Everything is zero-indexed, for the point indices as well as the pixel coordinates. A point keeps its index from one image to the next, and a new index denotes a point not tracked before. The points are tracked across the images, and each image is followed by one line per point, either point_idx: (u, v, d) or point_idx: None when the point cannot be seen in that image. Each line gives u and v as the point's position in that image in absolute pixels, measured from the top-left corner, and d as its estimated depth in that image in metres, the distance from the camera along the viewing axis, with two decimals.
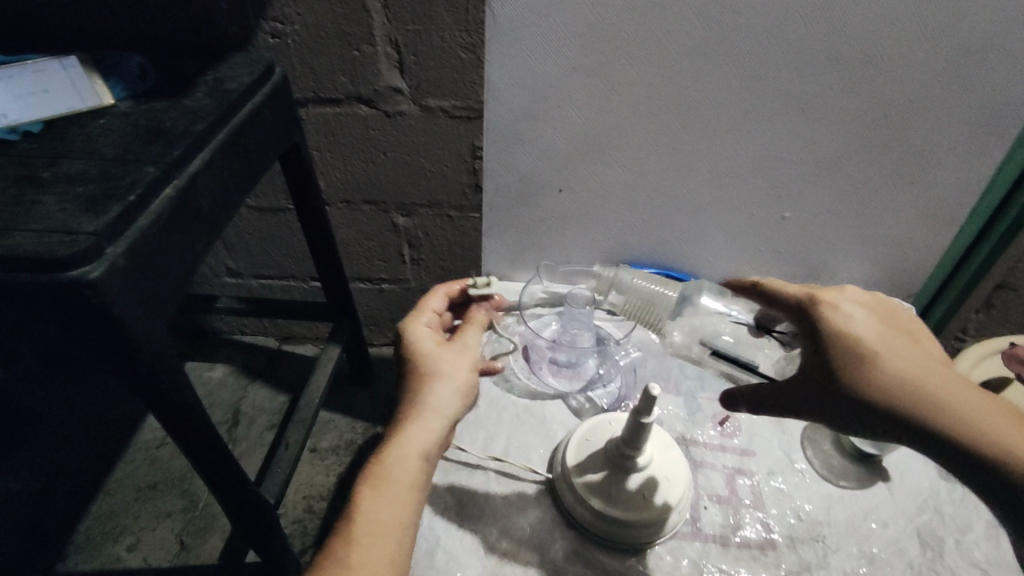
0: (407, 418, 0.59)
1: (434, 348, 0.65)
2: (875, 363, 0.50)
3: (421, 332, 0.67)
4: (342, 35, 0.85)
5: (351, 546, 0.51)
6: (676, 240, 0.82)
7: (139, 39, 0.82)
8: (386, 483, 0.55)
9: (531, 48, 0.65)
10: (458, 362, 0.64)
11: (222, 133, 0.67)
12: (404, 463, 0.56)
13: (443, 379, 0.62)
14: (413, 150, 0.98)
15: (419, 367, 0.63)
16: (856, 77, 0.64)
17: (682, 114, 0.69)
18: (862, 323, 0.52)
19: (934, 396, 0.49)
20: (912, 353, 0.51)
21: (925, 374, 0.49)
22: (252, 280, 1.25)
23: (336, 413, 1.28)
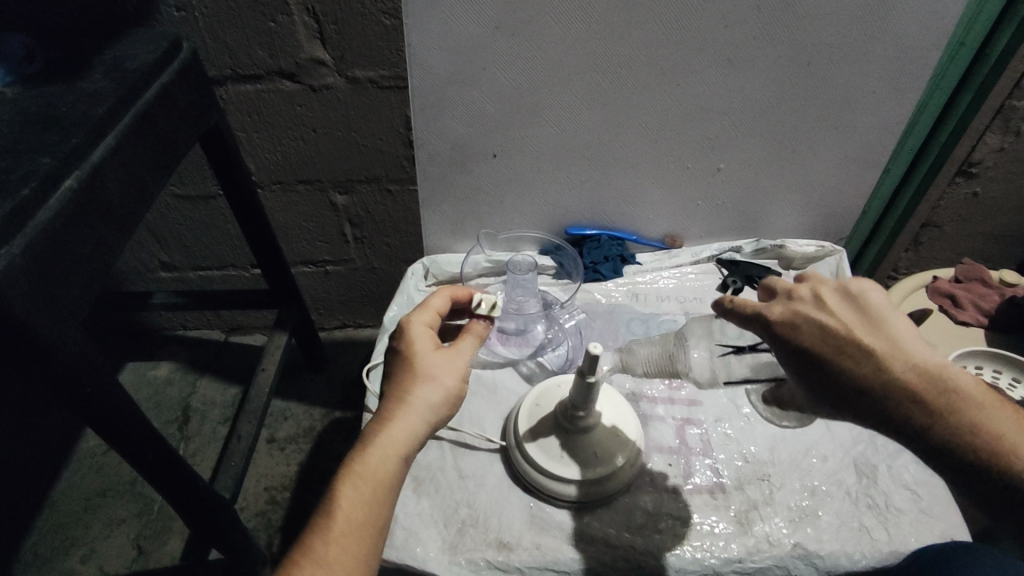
0: (390, 415, 0.51)
1: (430, 352, 0.55)
2: (835, 376, 0.42)
3: (422, 330, 0.57)
4: (256, 6, 0.82)
5: (323, 544, 0.45)
6: (615, 201, 0.81)
7: (25, 16, 0.76)
8: (363, 483, 0.48)
9: (451, 8, 0.63)
10: (451, 372, 0.54)
11: (128, 115, 0.62)
12: (385, 464, 0.49)
13: (429, 382, 0.53)
14: (344, 122, 0.97)
15: (409, 369, 0.54)
16: (777, 25, 0.65)
17: (608, 71, 0.68)
18: (818, 333, 0.43)
19: (897, 398, 0.41)
20: (872, 353, 0.41)
21: (884, 370, 0.41)
22: (191, 273, 1.19)
23: (291, 402, 1.25)
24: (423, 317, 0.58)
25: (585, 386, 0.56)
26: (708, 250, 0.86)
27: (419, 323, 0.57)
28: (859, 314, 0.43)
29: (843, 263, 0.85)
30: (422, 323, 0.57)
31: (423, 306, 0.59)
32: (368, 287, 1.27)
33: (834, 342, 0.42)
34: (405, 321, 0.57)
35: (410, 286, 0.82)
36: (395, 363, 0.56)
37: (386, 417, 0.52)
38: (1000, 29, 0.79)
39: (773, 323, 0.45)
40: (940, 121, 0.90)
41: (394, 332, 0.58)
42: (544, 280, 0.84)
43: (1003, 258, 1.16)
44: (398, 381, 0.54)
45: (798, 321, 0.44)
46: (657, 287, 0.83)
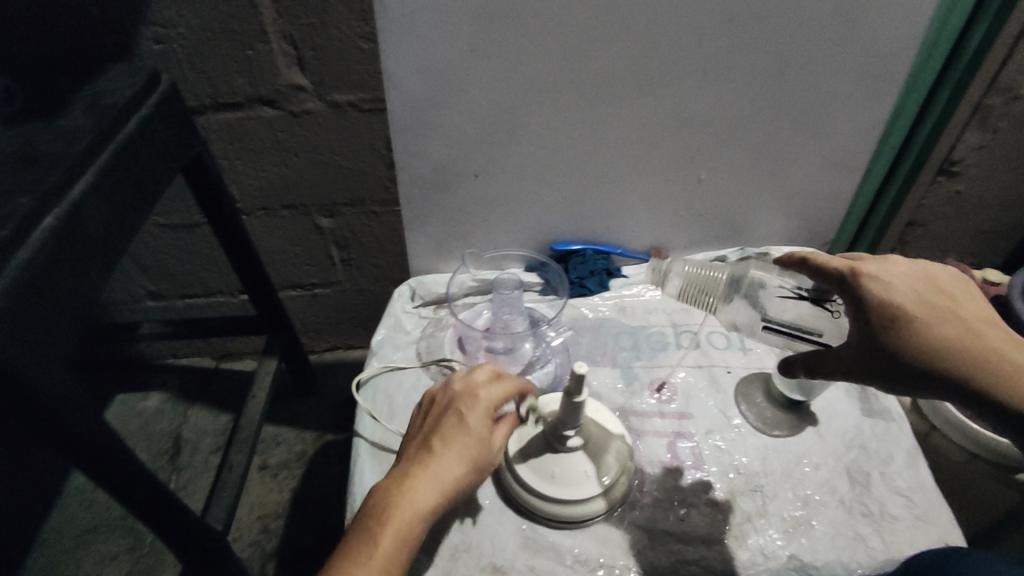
0: (433, 488, 0.50)
1: (485, 439, 0.54)
2: (921, 333, 0.50)
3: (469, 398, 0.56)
4: (234, 35, 0.83)
5: None
6: (598, 215, 0.81)
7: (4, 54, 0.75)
8: (389, 547, 0.47)
9: (426, 32, 0.63)
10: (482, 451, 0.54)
11: (108, 150, 0.62)
12: (413, 537, 0.48)
13: (460, 455, 0.53)
14: (326, 146, 0.97)
15: (462, 449, 0.53)
16: (749, 37, 0.65)
17: (584, 88, 0.68)
18: (910, 296, 0.51)
19: (975, 358, 0.49)
20: (956, 319, 0.50)
21: (970, 333, 0.49)
22: (179, 302, 1.19)
23: (283, 427, 1.24)
24: (478, 381, 0.57)
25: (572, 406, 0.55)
26: (694, 260, 0.86)
27: (473, 388, 0.57)
28: (940, 288, 0.52)
29: None
30: (474, 387, 0.57)
31: (482, 369, 0.58)
32: (357, 308, 1.27)
33: (924, 304, 0.51)
34: (472, 394, 0.56)
35: (396, 310, 0.82)
36: (447, 428, 0.54)
37: (430, 487, 0.50)
38: (975, 24, 0.80)
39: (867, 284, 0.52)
40: (922, 117, 0.91)
41: (456, 396, 0.56)
42: (530, 296, 0.83)
43: (986, 254, 1.17)
44: (444, 449, 0.53)
45: (891, 281, 0.52)
46: (644, 299, 0.82)
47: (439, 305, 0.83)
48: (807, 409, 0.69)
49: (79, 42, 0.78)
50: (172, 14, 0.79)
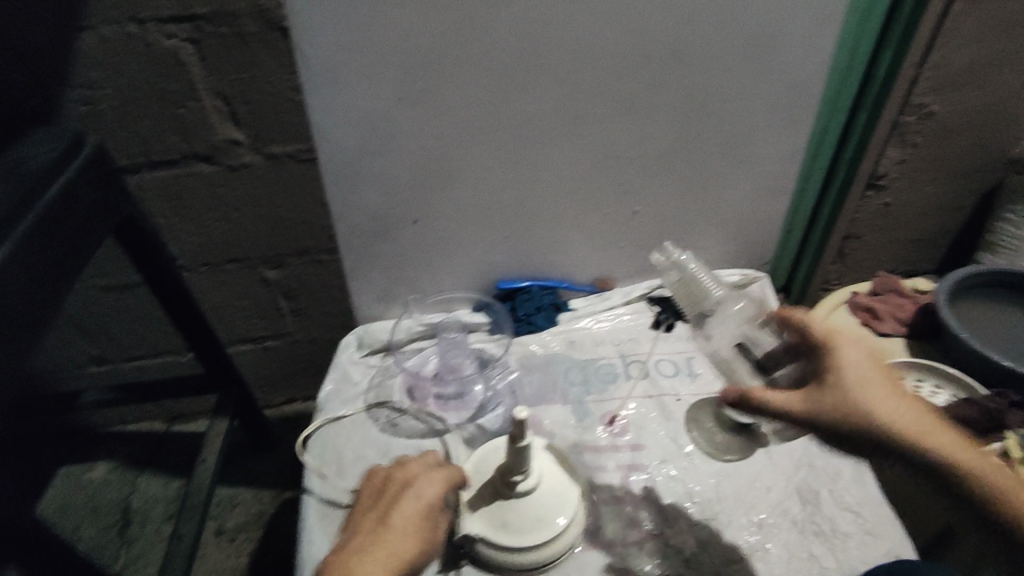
0: (384, 561, 0.49)
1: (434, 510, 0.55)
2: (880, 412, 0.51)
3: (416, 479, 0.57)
4: (163, 94, 0.82)
5: None
6: (540, 251, 0.82)
7: None
8: None
9: (353, 86, 0.64)
10: (425, 532, 0.53)
11: (30, 217, 0.61)
12: None
13: (405, 533, 0.52)
14: (267, 198, 0.96)
15: (414, 521, 0.53)
16: (668, 74, 0.68)
17: (514, 129, 0.69)
18: (872, 388, 0.52)
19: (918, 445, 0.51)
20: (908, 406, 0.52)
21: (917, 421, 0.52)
22: (123, 365, 1.14)
23: (239, 487, 1.19)
24: (426, 464, 0.59)
25: (517, 450, 0.55)
26: (639, 289, 0.87)
27: (419, 469, 0.58)
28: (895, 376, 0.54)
29: (769, 288, 0.86)
30: (421, 470, 0.58)
31: (428, 455, 0.60)
32: (311, 358, 1.24)
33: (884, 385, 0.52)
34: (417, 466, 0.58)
35: (344, 360, 0.80)
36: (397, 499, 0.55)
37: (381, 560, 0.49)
38: (880, 53, 0.89)
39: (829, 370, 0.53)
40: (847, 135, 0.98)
41: (403, 471, 0.58)
42: (478, 337, 0.83)
43: (919, 262, 1.22)
44: (392, 521, 0.53)
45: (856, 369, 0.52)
46: (592, 331, 0.82)
47: (387, 352, 0.82)
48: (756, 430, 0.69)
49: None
50: (96, 76, 0.79)
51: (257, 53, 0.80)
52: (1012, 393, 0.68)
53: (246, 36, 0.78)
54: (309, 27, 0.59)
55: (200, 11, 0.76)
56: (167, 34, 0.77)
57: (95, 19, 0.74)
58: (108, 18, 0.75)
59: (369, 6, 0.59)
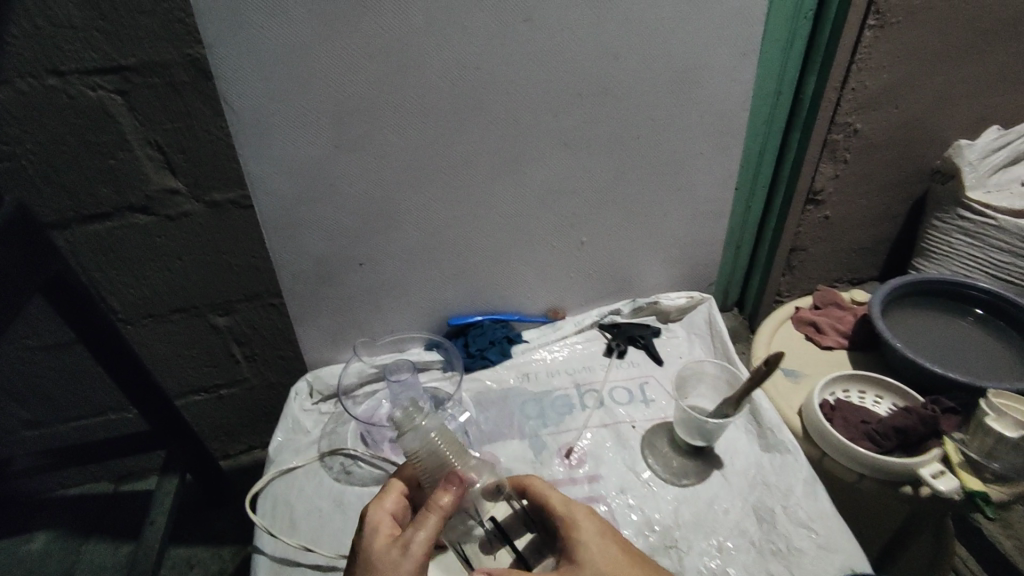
0: None
1: (381, 549, 0.51)
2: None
3: (382, 519, 0.55)
4: (92, 146, 0.80)
5: None
6: (490, 285, 0.82)
7: None
8: None
9: (285, 134, 0.63)
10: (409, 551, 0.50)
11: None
12: None
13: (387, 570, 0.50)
14: (210, 245, 0.93)
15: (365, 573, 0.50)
16: (599, 107, 0.70)
17: (453, 168, 0.70)
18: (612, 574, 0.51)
19: None
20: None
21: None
22: (63, 427, 1.08)
23: (196, 547, 1.14)
24: (385, 505, 0.57)
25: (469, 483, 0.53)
26: (590, 317, 0.87)
27: (381, 511, 0.56)
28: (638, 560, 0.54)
29: (715, 309, 0.86)
30: (382, 510, 0.56)
31: (385, 492, 0.58)
32: (268, 404, 1.20)
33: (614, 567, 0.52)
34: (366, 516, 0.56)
35: (295, 410, 0.79)
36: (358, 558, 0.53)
37: None
38: (806, 75, 0.92)
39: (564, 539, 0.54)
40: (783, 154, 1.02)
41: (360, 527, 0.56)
42: (431, 376, 0.82)
43: (863, 269, 1.27)
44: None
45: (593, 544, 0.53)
46: (545, 363, 0.82)
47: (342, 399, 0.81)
48: (711, 452, 0.70)
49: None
50: (18, 132, 0.76)
51: (190, 101, 0.79)
52: (943, 400, 0.69)
53: (177, 85, 0.77)
54: (234, 78, 0.59)
55: (127, 62, 0.74)
56: (92, 85, 0.75)
57: (11, 74, 0.72)
58: (26, 72, 0.72)
59: (296, 57, 0.59)
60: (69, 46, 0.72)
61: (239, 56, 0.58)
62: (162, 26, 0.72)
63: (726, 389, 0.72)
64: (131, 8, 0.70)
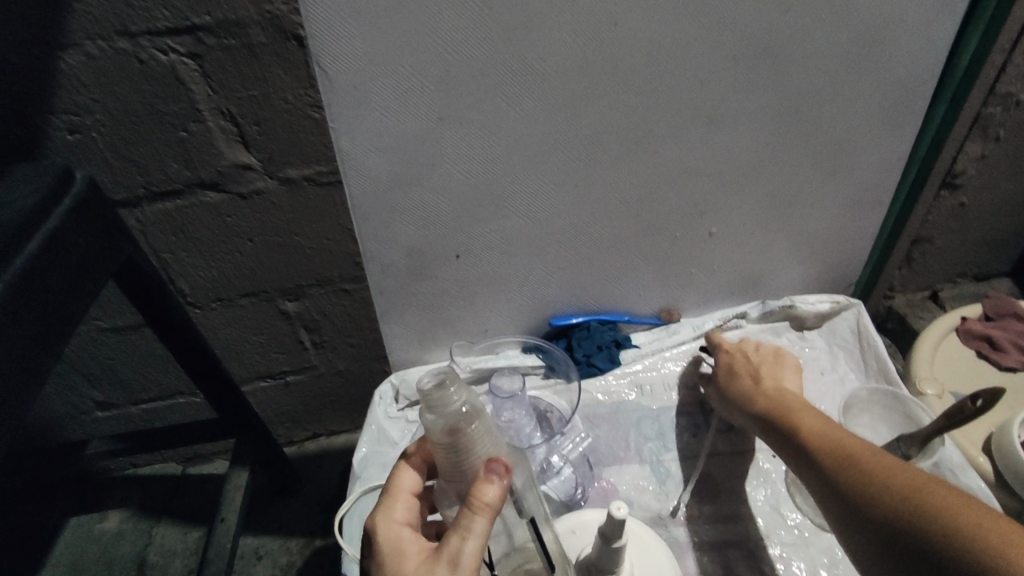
0: None
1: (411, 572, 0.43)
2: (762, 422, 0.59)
3: (398, 535, 0.46)
4: (161, 116, 0.72)
5: None
6: (600, 282, 0.71)
7: None
8: None
9: (385, 104, 0.53)
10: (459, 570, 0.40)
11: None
12: None
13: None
14: (283, 226, 0.86)
15: None
16: (757, 76, 0.57)
17: (573, 147, 0.59)
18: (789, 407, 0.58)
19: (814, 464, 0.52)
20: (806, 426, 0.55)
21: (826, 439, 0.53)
22: (132, 409, 1.04)
23: (264, 537, 1.10)
24: (396, 516, 0.47)
25: (612, 520, 0.43)
26: (710, 321, 0.77)
27: (392, 525, 0.46)
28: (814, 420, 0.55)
29: (864, 316, 0.75)
30: (393, 524, 0.47)
31: (392, 500, 0.48)
32: (337, 392, 1.14)
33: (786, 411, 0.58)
34: (375, 528, 0.47)
35: (382, 414, 0.72)
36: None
37: None
38: (967, 37, 0.69)
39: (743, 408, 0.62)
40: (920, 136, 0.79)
41: (367, 542, 0.48)
42: (533, 383, 0.73)
43: (1002, 264, 1.10)
44: None
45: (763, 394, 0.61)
46: (661, 374, 0.73)
47: None
48: None
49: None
50: (86, 100, 0.69)
51: (268, 66, 0.70)
52: None
53: (255, 48, 0.68)
54: (332, 41, 0.49)
55: (201, 20, 0.66)
56: (162, 48, 0.67)
57: (80, 35, 0.64)
58: (94, 33, 0.65)
59: (405, 11, 0.48)
60: (139, 3, 0.64)
61: (339, 14, 0.48)
62: None
63: (901, 423, 0.62)
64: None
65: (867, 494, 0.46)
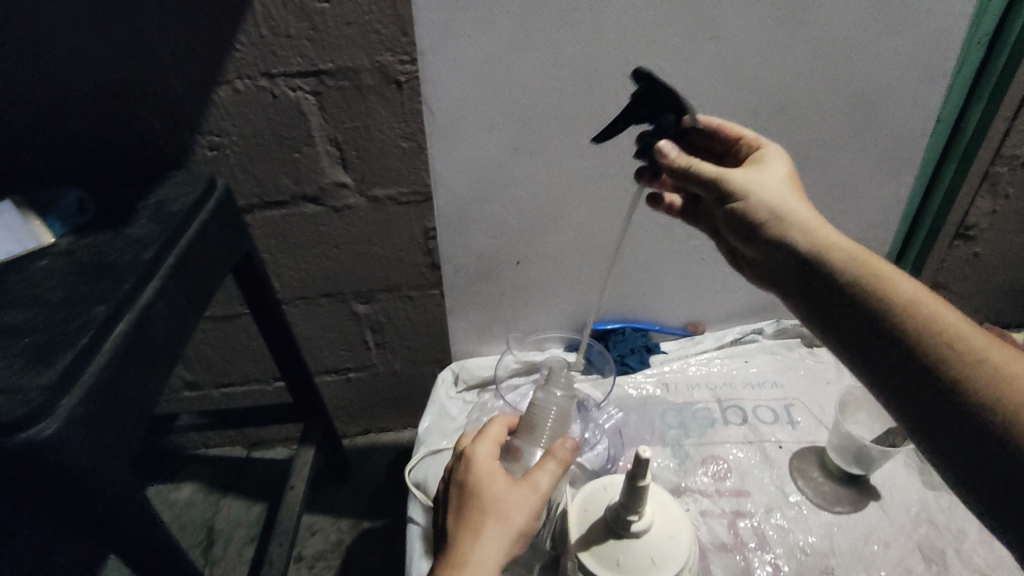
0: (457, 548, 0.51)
1: (503, 486, 0.55)
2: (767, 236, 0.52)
3: (493, 462, 0.57)
4: (280, 139, 0.76)
5: None
6: (637, 294, 0.86)
7: (63, 172, 0.74)
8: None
9: (470, 137, 0.71)
10: (538, 491, 0.55)
11: (168, 262, 0.62)
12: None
13: (520, 505, 0.53)
14: (364, 238, 0.87)
15: (480, 504, 0.53)
16: (773, 128, 0.73)
17: (622, 177, 0.75)
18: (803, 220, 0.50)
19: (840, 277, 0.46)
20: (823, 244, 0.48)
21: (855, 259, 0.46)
22: (214, 392, 1.18)
23: (318, 515, 1.21)
24: (488, 447, 0.59)
25: (637, 458, 0.54)
26: (731, 333, 0.91)
27: (487, 452, 0.58)
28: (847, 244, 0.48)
29: None
30: (487, 454, 0.58)
31: (486, 436, 0.60)
32: (391, 394, 1.19)
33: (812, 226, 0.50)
34: (470, 451, 0.58)
35: (445, 393, 0.90)
36: (461, 490, 0.56)
37: (456, 549, 0.51)
38: (971, 106, 0.78)
39: (734, 212, 0.54)
40: (929, 191, 0.88)
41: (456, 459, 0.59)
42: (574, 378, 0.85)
43: None
44: (464, 510, 0.54)
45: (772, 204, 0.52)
46: (687, 374, 0.84)
47: (480, 389, 0.91)
48: (867, 483, 0.69)
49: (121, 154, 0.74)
50: (225, 125, 0.74)
51: (373, 104, 0.74)
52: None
53: (365, 88, 0.72)
54: (438, 86, 0.67)
55: (327, 66, 0.70)
56: (293, 87, 0.72)
57: (231, 74, 0.70)
58: (244, 73, 0.70)
59: (497, 70, 0.66)
60: (281, 50, 0.69)
61: (446, 67, 0.66)
62: (361, 36, 0.68)
63: None
64: (339, 19, 0.67)
65: (885, 311, 0.43)
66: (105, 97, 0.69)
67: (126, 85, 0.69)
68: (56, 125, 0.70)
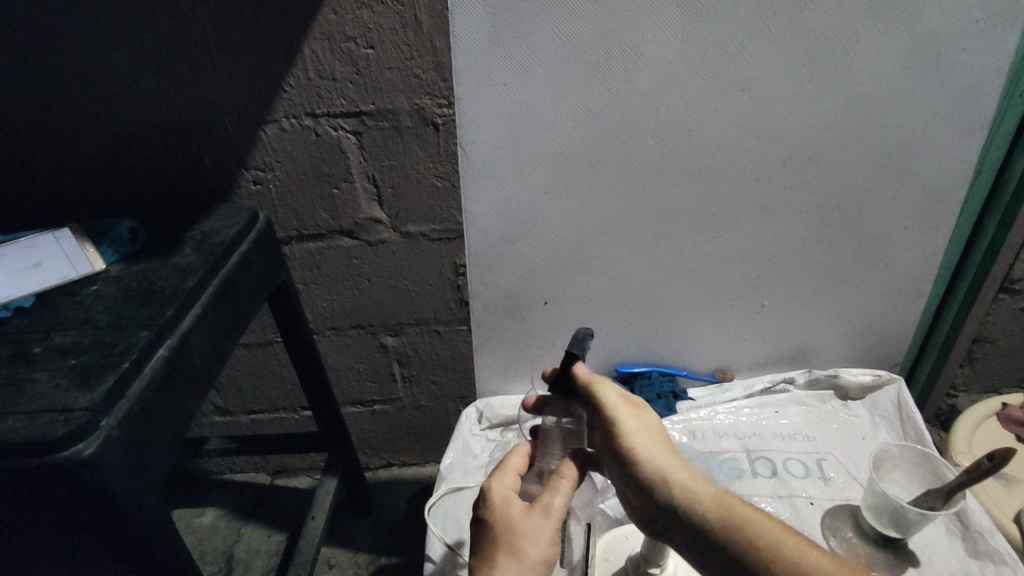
0: None
1: (517, 516, 0.54)
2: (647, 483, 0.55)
3: (509, 493, 0.57)
4: (321, 175, 0.79)
5: None
6: (661, 337, 0.88)
7: (117, 204, 0.78)
8: None
9: (501, 178, 0.73)
10: (551, 515, 0.54)
11: (207, 290, 0.64)
12: None
13: (533, 533, 0.53)
14: (396, 272, 0.89)
15: (496, 538, 0.53)
16: (806, 176, 0.73)
17: (652, 221, 0.76)
18: (679, 467, 0.55)
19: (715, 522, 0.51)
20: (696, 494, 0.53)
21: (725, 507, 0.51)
22: (242, 418, 1.20)
23: (336, 549, 1.20)
24: (505, 481, 0.59)
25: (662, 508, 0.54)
26: (760, 382, 0.91)
27: (502, 486, 0.58)
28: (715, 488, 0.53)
29: (904, 391, 0.87)
30: (504, 487, 0.58)
31: (503, 471, 0.60)
32: (415, 427, 1.19)
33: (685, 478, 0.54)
34: (487, 487, 0.58)
35: (468, 429, 0.90)
36: (480, 528, 0.56)
37: None
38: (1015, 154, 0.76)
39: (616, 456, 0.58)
40: (973, 241, 0.85)
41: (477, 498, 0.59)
42: None
43: None
44: (483, 547, 0.54)
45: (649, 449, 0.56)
46: (714, 423, 0.85)
47: (504, 428, 0.91)
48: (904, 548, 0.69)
49: (170, 187, 0.78)
50: (270, 161, 0.77)
51: (408, 144, 0.76)
52: None
53: (402, 129, 0.75)
54: (471, 128, 0.69)
55: (368, 108, 0.73)
56: (335, 126, 0.75)
57: (279, 113, 0.74)
58: (290, 112, 0.74)
59: (528, 115, 0.68)
60: (326, 92, 0.72)
61: (480, 109, 0.68)
62: (401, 81, 0.72)
63: (931, 482, 0.73)
64: (381, 64, 0.70)
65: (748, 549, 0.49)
66: (161, 134, 0.74)
67: (182, 124, 0.73)
68: (116, 160, 0.75)
